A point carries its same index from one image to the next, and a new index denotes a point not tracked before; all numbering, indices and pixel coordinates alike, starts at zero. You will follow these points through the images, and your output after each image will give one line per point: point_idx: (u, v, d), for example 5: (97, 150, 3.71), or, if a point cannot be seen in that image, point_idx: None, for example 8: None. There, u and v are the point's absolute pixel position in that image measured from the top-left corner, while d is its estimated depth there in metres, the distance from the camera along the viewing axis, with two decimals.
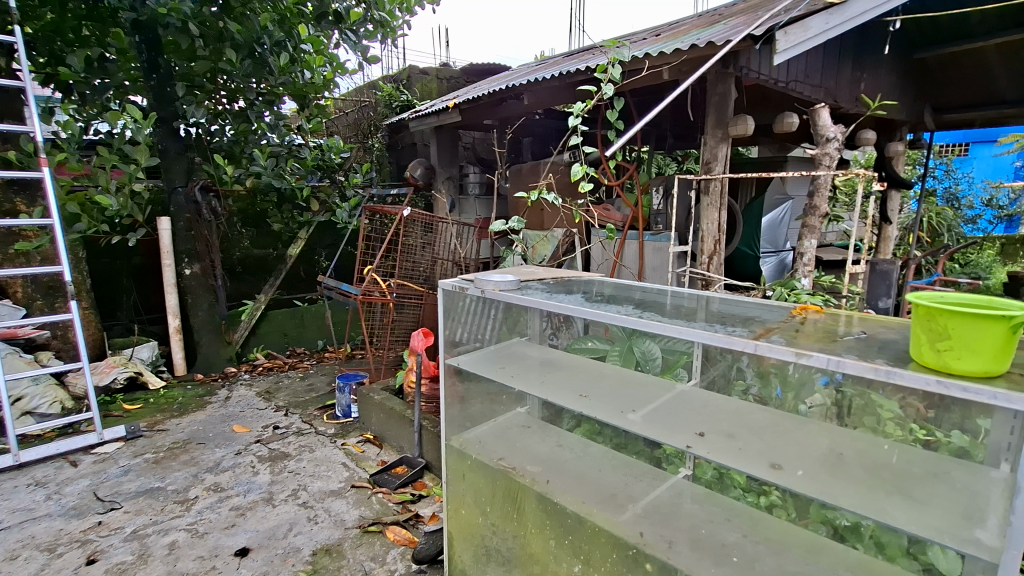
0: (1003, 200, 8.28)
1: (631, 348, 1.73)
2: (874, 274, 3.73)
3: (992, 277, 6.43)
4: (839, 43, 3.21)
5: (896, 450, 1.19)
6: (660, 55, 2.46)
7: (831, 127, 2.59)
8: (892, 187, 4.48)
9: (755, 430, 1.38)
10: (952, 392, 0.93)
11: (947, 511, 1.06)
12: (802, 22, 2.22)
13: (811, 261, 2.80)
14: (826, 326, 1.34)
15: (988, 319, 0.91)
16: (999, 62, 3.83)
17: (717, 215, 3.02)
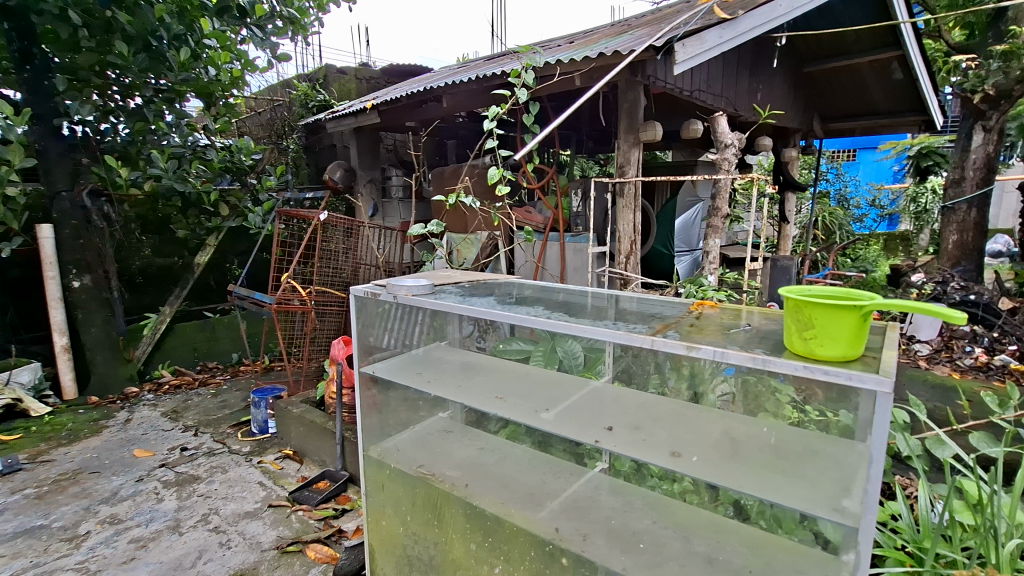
0: (884, 200, 9.30)
1: (554, 347, 1.72)
2: (776, 270, 3.99)
3: (878, 269, 7.13)
4: (736, 56, 3.45)
5: (775, 433, 1.32)
6: (571, 62, 2.53)
7: (728, 133, 2.78)
8: (788, 190, 4.87)
9: (656, 421, 1.45)
10: (816, 375, 1.03)
11: (817, 484, 1.17)
12: (697, 36, 2.36)
13: (715, 258, 2.97)
14: (719, 319, 1.43)
15: (843, 308, 1.02)
16: (873, 78, 4.26)
17: (631, 217, 3.13)
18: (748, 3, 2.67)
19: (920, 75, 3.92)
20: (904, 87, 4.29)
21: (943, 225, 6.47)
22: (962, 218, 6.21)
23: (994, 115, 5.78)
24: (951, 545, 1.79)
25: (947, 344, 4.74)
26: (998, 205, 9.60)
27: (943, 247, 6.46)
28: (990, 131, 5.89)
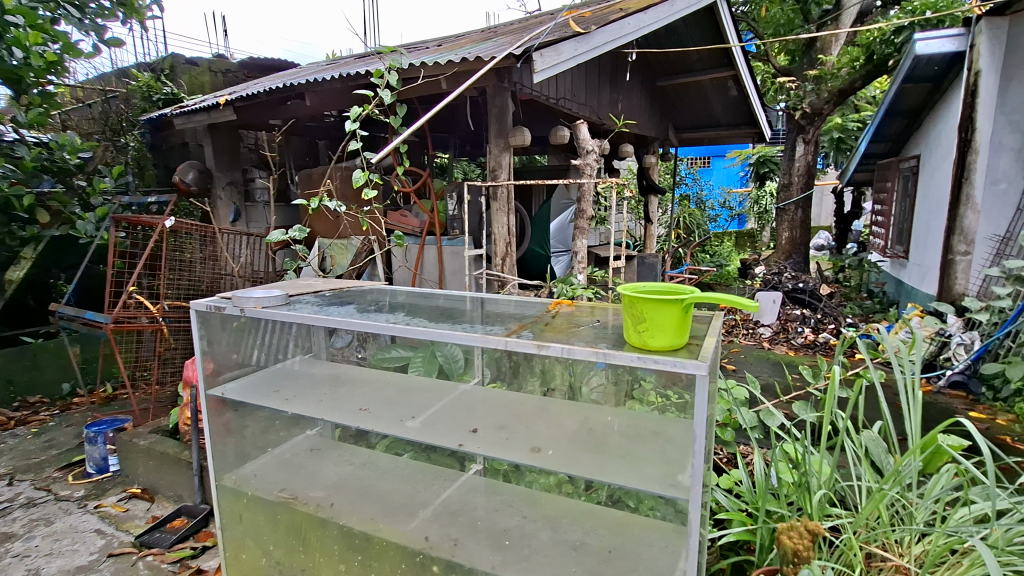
0: (732, 203, 10.53)
1: (434, 353, 1.61)
2: (643, 267, 4.46)
3: (730, 264, 8.04)
4: (597, 68, 3.69)
5: (619, 421, 1.42)
6: (434, 65, 2.54)
7: (588, 140, 2.93)
8: (651, 193, 5.31)
9: (518, 420, 1.50)
10: (649, 365, 1.12)
11: (657, 464, 1.28)
12: (554, 47, 2.48)
13: (583, 258, 3.11)
14: (573, 317, 1.51)
15: (669, 303, 1.13)
16: (714, 94, 4.80)
17: (506, 219, 3.20)
18: (600, 19, 2.86)
19: (750, 93, 4.48)
20: (739, 102, 4.88)
21: (778, 223, 7.45)
22: (791, 217, 7.21)
23: (810, 130, 6.79)
24: (780, 502, 2.07)
25: (784, 326, 5.47)
26: (819, 206, 11.32)
27: (778, 242, 7.46)
28: (809, 143, 6.93)
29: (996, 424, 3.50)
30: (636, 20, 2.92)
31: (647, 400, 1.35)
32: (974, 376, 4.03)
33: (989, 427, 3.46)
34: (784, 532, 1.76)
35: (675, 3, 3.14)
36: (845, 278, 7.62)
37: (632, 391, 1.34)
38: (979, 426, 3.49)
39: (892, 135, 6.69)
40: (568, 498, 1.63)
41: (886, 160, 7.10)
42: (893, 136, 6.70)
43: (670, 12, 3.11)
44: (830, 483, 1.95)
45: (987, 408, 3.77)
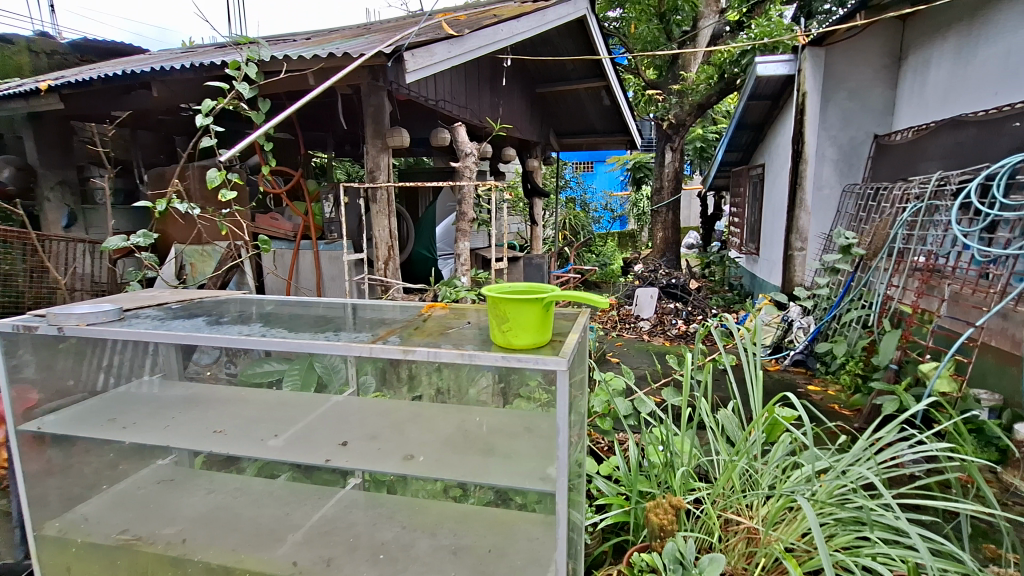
0: (612, 206, 11.03)
1: (310, 364, 1.53)
2: (531, 267, 4.58)
3: (613, 263, 8.56)
4: (475, 71, 3.73)
5: (486, 421, 1.45)
6: (299, 59, 2.40)
7: (467, 142, 2.94)
8: (536, 195, 5.46)
9: (394, 428, 1.46)
10: (512, 364, 1.15)
11: (527, 459, 1.32)
12: (426, 48, 2.45)
13: (466, 261, 3.11)
14: (445, 321, 1.50)
15: (528, 302, 1.17)
16: (589, 102, 5.08)
17: (386, 222, 3.10)
18: (474, 24, 2.88)
19: (621, 103, 4.80)
20: (612, 111, 5.20)
21: (653, 224, 8.08)
22: (664, 218, 7.84)
23: (676, 139, 7.43)
24: (651, 482, 2.23)
25: (660, 319, 5.93)
26: (688, 208, 12.48)
27: (654, 241, 8.08)
28: (675, 151, 7.59)
29: (828, 395, 4.09)
30: (509, 26, 2.98)
31: (514, 398, 1.37)
32: (811, 355, 4.67)
33: (822, 398, 4.05)
34: (651, 509, 1.90)
35: (546, 14, 3.26)
36: (710, 273, 8.46)
37: (495, 387, 1.36)
38: (816, 398, 4.06)
39: (743, 145, 7.54)
40: (453, 502, 1.63)
41: (739, 168, 8.01)
42: (745, 146, 7.56)
43: (542, 22, 3.23)
44: (691, 461, 2.14)
45: (821, 381, 4.40)
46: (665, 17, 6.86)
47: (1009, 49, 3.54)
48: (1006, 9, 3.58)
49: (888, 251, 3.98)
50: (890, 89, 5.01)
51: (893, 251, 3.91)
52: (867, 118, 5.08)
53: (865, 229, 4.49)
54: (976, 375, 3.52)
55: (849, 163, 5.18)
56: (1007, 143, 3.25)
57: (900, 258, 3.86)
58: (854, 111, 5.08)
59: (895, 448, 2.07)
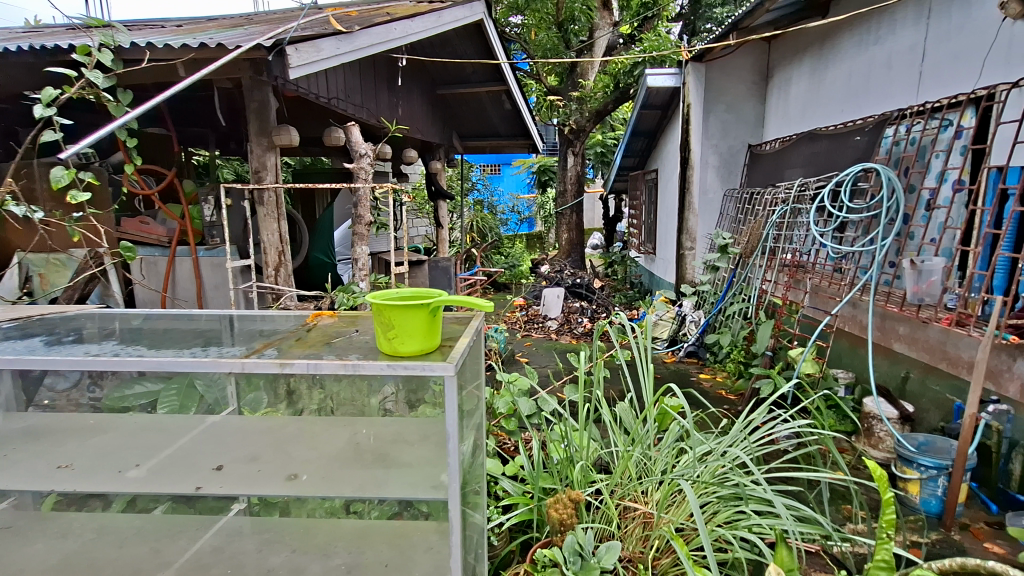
0: (518, 207, 11.09)
1: (191, 382, 1.30)
2: (437, 270, 4.52)
3: (522, 264, 8.72)
4: (371, 69, 3.61)
5: (371, 430, 1.39)
6: (166, 48, 2.18)
7: (361, 143, 2.83)
8: (441, 198, 5.42)
9: (279, 446, 1.38)
10: (398, 372, 1.14)
11: (422, 467, 1.31)
12: (311, 42, 2.34)
13: (365, 266, 2.99)
14: (333, 329, 1.44)
15: (413, 308, 1.15)
16: (491, 106, 5.14)
17: (276, 226, 2.91)
18: (365, 21, 2.79)
19: (522, 108, 4.91)
20: (513, 115, 5.29)
21: (558, 227, 8.32)
22: (568, 220, 8.12)
23: (577, 143, 7.71)
24: (551, 479, 2.28)
25: (567, 318, 6.13)
26: (591, 211, 13.04)
27: (560, 242, 8.33)
28: (577, 155, 7.89)
29: (716, 382, 4.46)
30: (403, 26, 2.92)
31: (406, 405, 1.33)
32: (702, 346, 5.06)
33: (711, 385, 4.40)
34: (552, 505, 1.95)
35: (442, 15, 3.23)
36: (613, 272, 8.90)
37: (385, 399, 1.31)
38: (705, 386, 4.40)
39: (638, 152, 8.00)
40: (355, 518, 1.55)
41: (635, 173, 8.51)
42: (640, 152, 8.03)
43: (438, 24, 3.19)
44: (587, 454, 2.23)
45: (711, 369, 4.78)
46: (562, 25, 7.07)
47: (850, 72, 4.08)
48: (848, 38, 4.11)
49: (760, 250, 4.41)
50: (761, 104, 5.56)
51: (766, 249, 4.34)
52: (742, 129, 5.60)
53: (742, 229, 4.95)
54: (834, 357, 4.01)
55: (728, 169, 5.68)
56: (851, 154, 3.73)
57: (772, 255, 4.29)
58: (732, 122, 5.57)
59: (768, 428, 2.29)
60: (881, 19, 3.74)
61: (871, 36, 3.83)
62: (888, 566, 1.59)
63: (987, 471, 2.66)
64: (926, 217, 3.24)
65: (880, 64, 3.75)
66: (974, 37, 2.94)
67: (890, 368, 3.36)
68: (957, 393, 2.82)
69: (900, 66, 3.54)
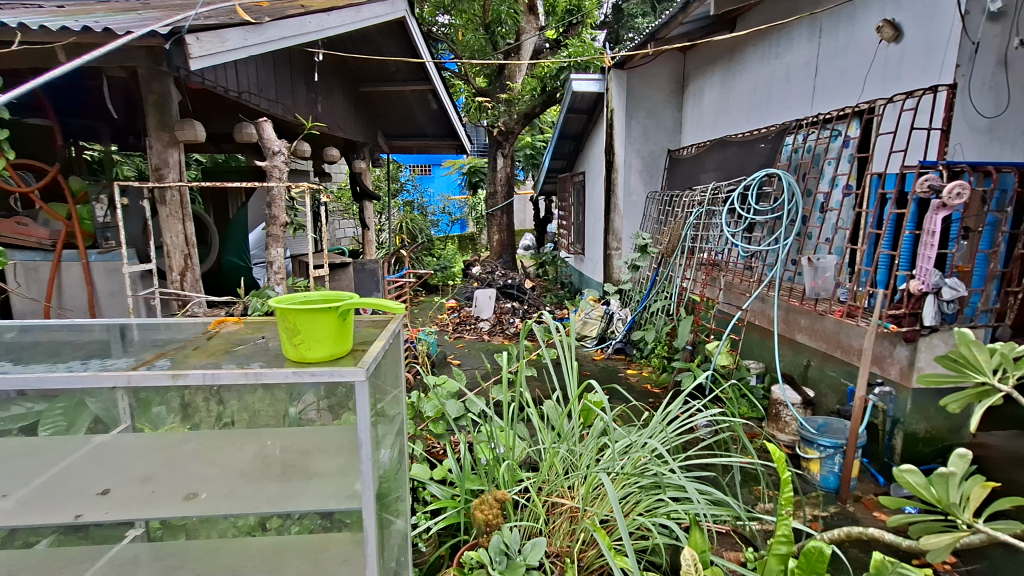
0: (450, 208, 11.00)
1: (82, 400, 1.14)
2: (364, 273, 4.34)
3: (454, 265, 8.67)
4: (287, 63, 3.45)
5: (279, 444, 1.30)
6: (43, 31, 1.97)
7: (275, 140, 2.70)
8: (367, 198, 5.26)
9: (176, 465, 1.28)
10: (305, 379, 1.09)
11: (335, 477, 1.27)
12: (214, 32, 2.20)
13: (281, 269, 2.84)
14: (236, 337, 1.35)
15: (320, 311, 1.11)
16: (417, 105, 5.07)
17: (180, 227, 2.70)
18: (277, 12, 2.66)
19: (449, 108, 4.88)
20: (440, 115, 5.25)
21: (489, 228, 8.34)
22: (499, 221, 8.15)
23: (506, 145, 7.78)
24: (479, 482, 2.27)
25: (499, 319, 6.16)
26: (523, 213, 13.19)
27: (491, 242, 8.36)
28: (506, 157, 7.94)
29: (642, 376, 4.65)
30: (318, 19, 2.82)
31: (326, 413, 1.26)
32: (629, 342, 5.25)
33: (637, 379, 4.59)
34: (478, 506, 1.95)
35: (361, 11, 3.15)
36: (544, 272, 9.04)
37: (304, 407, 1.23)
38: (632, 380, 4.58)
39: (566, 154, 8.19)
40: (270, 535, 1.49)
41: (564, 175, 8.70)
42: (568, 155, 8.22)
43: (356, 20, 3.10)
44: (514, 454, 2.24)
45: (637, 365, 4.97)
46: (489, 28, 7.01)
47: (755, 83, 4.39)
48: (752, 52, 4.43)
49: (680, 249, 4.65)
50: (678, 111, 5.86)
51: (685, 249, 4.54)
52: (662, 135, 5.88)
53: (664, 230, 5.19)
54: (746, 349, 4.30)
55: (650, 173, 5.92)
56: (757, 160, 4.02)
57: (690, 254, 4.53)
58: (652, 128, 5.83)
59: (686, 418, 2.40)
60: (780, 35, 4.06)
61: (771, 51, 4.15)
62: (787, 540, 1.71)
63: (874, 447, 2.94)
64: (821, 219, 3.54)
65: (781, 77, 4.06)
66: (858, 56, 3.26)
67: (794, 357, 3.65)
68: (850, 377, 3.11)
69: (797, 80, 3.86)
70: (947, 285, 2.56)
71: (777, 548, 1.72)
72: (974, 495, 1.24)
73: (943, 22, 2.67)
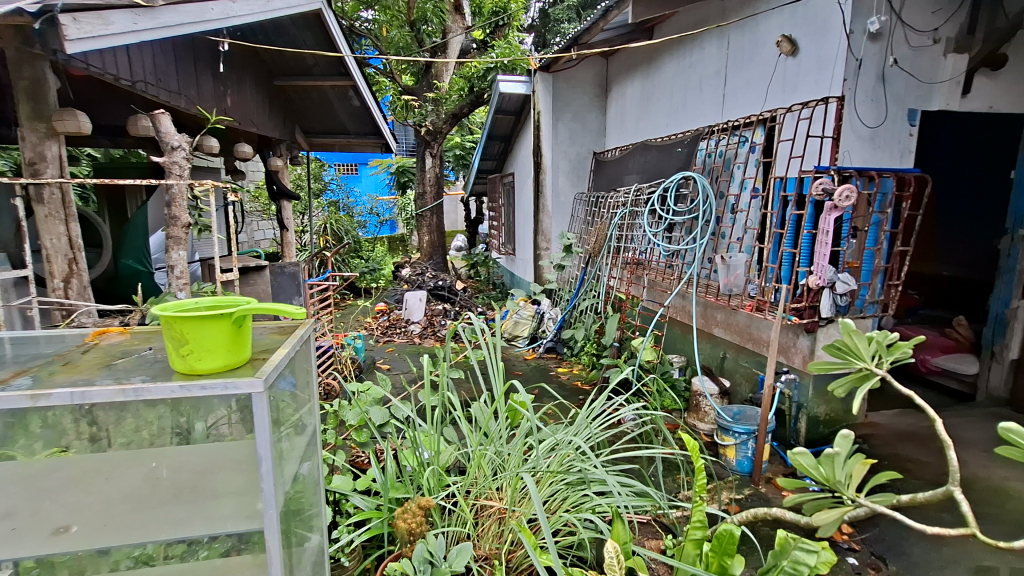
0: (378, 209, 10.70)
1: None
2: (283, 276, 4.17)
3: (384, 268, 8.45)
4: (190, 51, 3.20)
5: (164, 465, 1.16)
6: None
7: (174, 134, 2.49)
8: (285, 198, 5.00)
9: (40, 495, 1.12)
10: (194, 393, 1.01)
11: (235, 496, 1.18)
12: (96, 13, 1.99)
13: (185, 274, 2.62)
14: (119, 349, 1.22)
15: (210, 318, 1.03)
16: (337, 101, 4.88)
17: (63, 229, 2.42)
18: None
19: (371, 105, 4.73)
20: (363, 113, 5.09)
21: (418, 229, 8.18)
22: (429, 222, 8.03)
23: (435, 145, 7.66)
24: (406, 490, 2.20)
25: (430, 321, 6.05)
26: (453, 214, 13.09)
27: (421, 244, 8.21)
28: (435, 157, 7.81)
29: (573, 374, 4.74)
30: (222, 6, 2.63)
31: (239, 427, 1.13)
32: (559, 341, 5.33)
33: (568, 377, 4.68)
34: (401, 515, 1.89)
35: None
36: (476, 273, 9.00)
37: (213, 421, 1.12)
38: (563, 378, 4.67)
39: (495, 155, 8.20)
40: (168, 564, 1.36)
41: (494, 176, 8.71)
42: (497, 155, 8.23)
43: (265, 9, 2.92)
44: (439, 460, 2.19)
45: (567, 362, 5.07)
46: (415, 25, 6.83)
47: (672, 90, 4.61)
48: (669, 60, 4.63)
49: (607, 248, 4.80)
50: (602, 115, 6.03)
51: (611, 247, 4.73)
52: (587, 137, 6.03)
53: (591, 230, 5.33)
54: (668, 344, 4.50)
55: (576, 174, 6.06)
56: (675, 163, 4.21)
57: (616, 253, 4.68)
58: (578, 131, 5.96)
59: (612, 414, 2.45)
60: (693, 46, 4.28)
61: (685, 60, 4.37)
62: (702, 524, 1.78)
63: (781, 431, 3.17)
64: (732, 219, 3.76)
65: (694, 86, 4.29)
66: (760, 68, 3.50)
67: (711, 349, 3.86)
68: (760, 367, 3.33)
69: (709, 88, 4.08)
70: (840, 279, 2.80)
71: (693, 533, 1.79)
72: (855, 473, 1.32)
73: (830, 39, 2.91)
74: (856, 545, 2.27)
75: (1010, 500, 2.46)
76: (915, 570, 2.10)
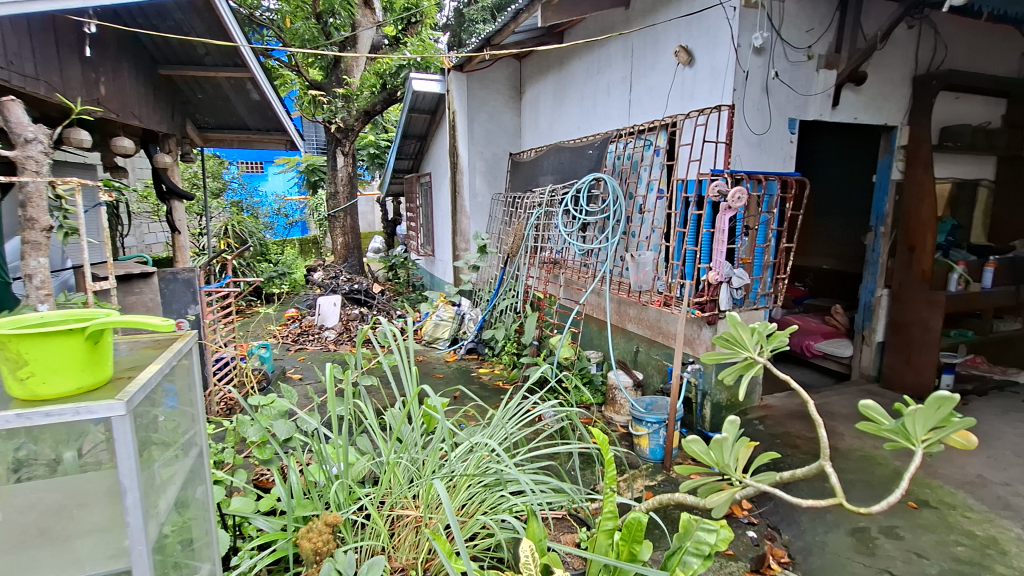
0: (287, 209, 10.12)
1: None
2: (178, 284, 3.72)
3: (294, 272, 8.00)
4: (51, 31, 2.84)
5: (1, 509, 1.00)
6: None
7: (28, 125, 2.18)
8: (176, 198, 4.58)
9: None
10: (36, 421, 0.89)
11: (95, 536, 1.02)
12: None
13: (47, 284, 2.30)
14: None
15: (56, 334, 0.90)
16: (234, 94, 4.54)
17: None
18: None
19: (272, 99, 4.46)
20: (264, 107, 4.78)
21: (331, 230, 7.84)
22: (342, 224, 7.72)
23: (346, 143, 7.37)
24: (314, 509, 2.06)
25: (345, 327, 5.82)
26: (369, 214, 12.69)
27: (335, 246, 7.87)
28: (346, 155, 7.50)
29: (494, 373, 4.75)
30: None
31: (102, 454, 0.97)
32: (480, 342, 5.33)
33: (489, 377, 4.68)
34: (305, 535, 1.79)
35: None
36: (393, 275, 8.71)
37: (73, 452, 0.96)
38: (484, 378, 4.66)
39: (411, 155, 8.04)
40: None
41: (410, 176, 8.54)
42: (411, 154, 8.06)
43: None
44: (348, 473, 2.08)
45: (489, 363, 5.08)
46: (321, 17, 6.52)
47: (582, 94, 4.75)
48: (579, 64, 4.77)
49: (525, 247, 4.85)
50: (517, 116, 6.09)
51: (529, 247, 4.80)
52: (503, 138, 6.06)
53: (509, 230, 5.38)
54: (585, 339, 4.64)
55: (493, 175, 6.07)
56: (587, 164, 4.33)
57: (534, 253, 4.75)
58: (493, 131, 5.98)
59: (529, 413, 2.46)
60: (600, 52, 4.43)
61: (594, 65, 4.52)
62: (612, 515, 1.83)
63: (688, 418, 3.37)
64: (640, 219, 3.93)
65: (603, 90, 4.44)
66: (662, 76, 3.69)
67: (626, 344, 4.02)
68: (668, 358, 3.52)
69: (617, 93, 4.25)
70: (735, 275, 3.01)
71: (604, 523, 1.83)
72: (742, 454, 1.43)
73: (721, 51, 3.13)
74: (755, 518, 2.45)
75: (880, 465, 2.78)
76: (804, 536, 2.31)
